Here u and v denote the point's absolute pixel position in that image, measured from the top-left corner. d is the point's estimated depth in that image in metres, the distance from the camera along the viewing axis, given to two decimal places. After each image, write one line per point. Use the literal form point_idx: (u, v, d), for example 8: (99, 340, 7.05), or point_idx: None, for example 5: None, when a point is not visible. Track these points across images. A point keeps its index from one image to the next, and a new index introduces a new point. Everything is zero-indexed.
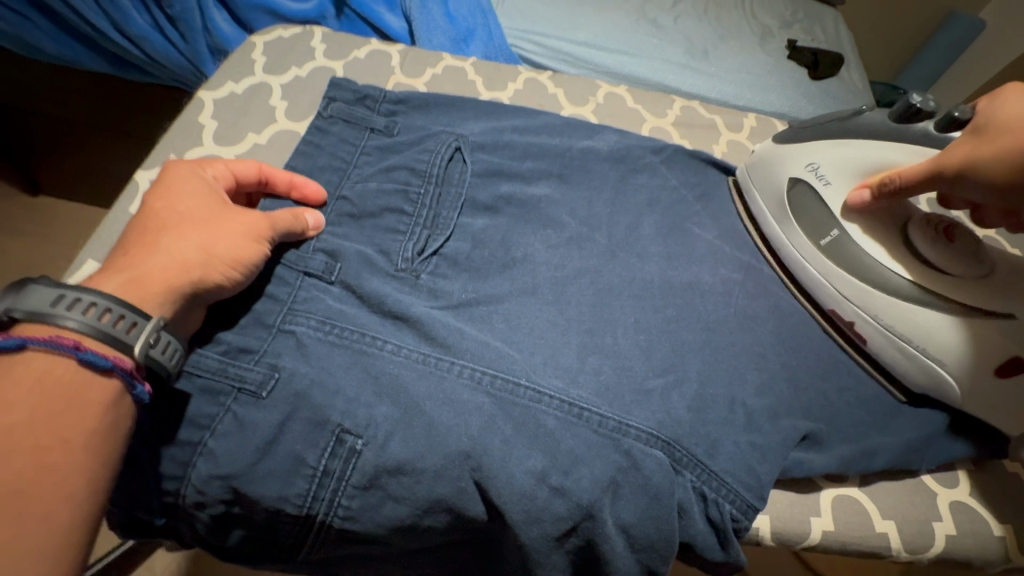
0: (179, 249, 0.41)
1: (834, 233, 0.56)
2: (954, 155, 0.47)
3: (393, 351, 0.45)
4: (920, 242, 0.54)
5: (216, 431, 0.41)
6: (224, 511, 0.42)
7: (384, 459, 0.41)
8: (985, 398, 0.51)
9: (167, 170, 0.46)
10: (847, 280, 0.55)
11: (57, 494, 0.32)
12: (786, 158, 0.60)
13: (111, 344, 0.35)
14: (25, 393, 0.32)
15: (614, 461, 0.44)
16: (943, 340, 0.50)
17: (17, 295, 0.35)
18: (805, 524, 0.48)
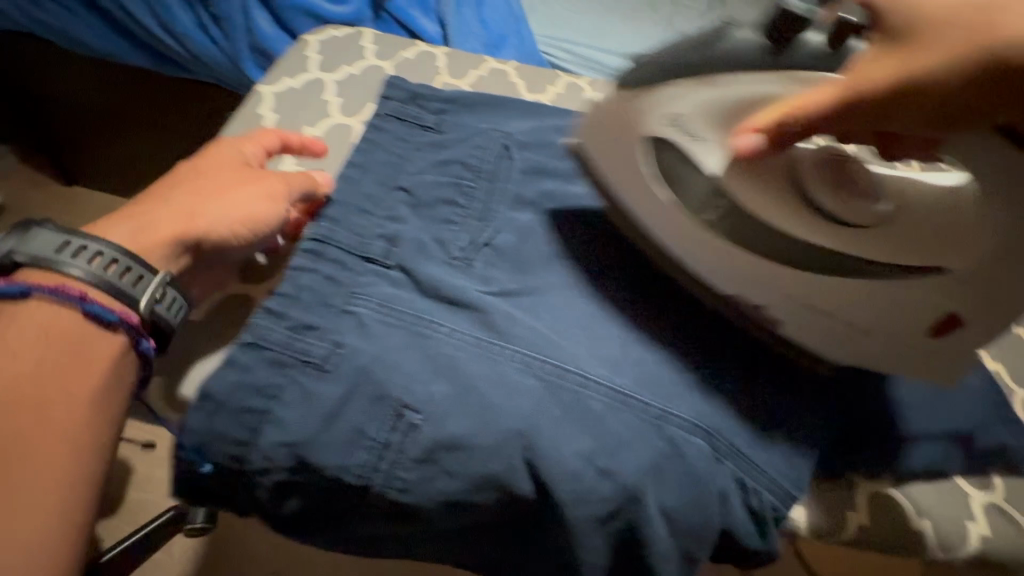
0: (186, 208, 0.49)
1: (721, 205, 0.49)
2: (869, 78, 0.40)
3: (448, 334, 0.48)
4: (823, 195, 0.50)
5: (284, 400, 0.43)
6: (287, 479, 0.44)
7: (440, 433, 0.43)
8: (915, 359, 0.50)
9: (212, 145, 0.56)
10: (739, 264, 0.49)
11: (48, 425, 0.40)
12: (626, 119, 0.48)
13: (114, 297, 0.44)
14: (40, 347, 0.41)
15: (659, 448, 0.46)
16: (869, 311, 0.49)
17: (21, 241, 0.43)
18: (841, 518, 0.51)
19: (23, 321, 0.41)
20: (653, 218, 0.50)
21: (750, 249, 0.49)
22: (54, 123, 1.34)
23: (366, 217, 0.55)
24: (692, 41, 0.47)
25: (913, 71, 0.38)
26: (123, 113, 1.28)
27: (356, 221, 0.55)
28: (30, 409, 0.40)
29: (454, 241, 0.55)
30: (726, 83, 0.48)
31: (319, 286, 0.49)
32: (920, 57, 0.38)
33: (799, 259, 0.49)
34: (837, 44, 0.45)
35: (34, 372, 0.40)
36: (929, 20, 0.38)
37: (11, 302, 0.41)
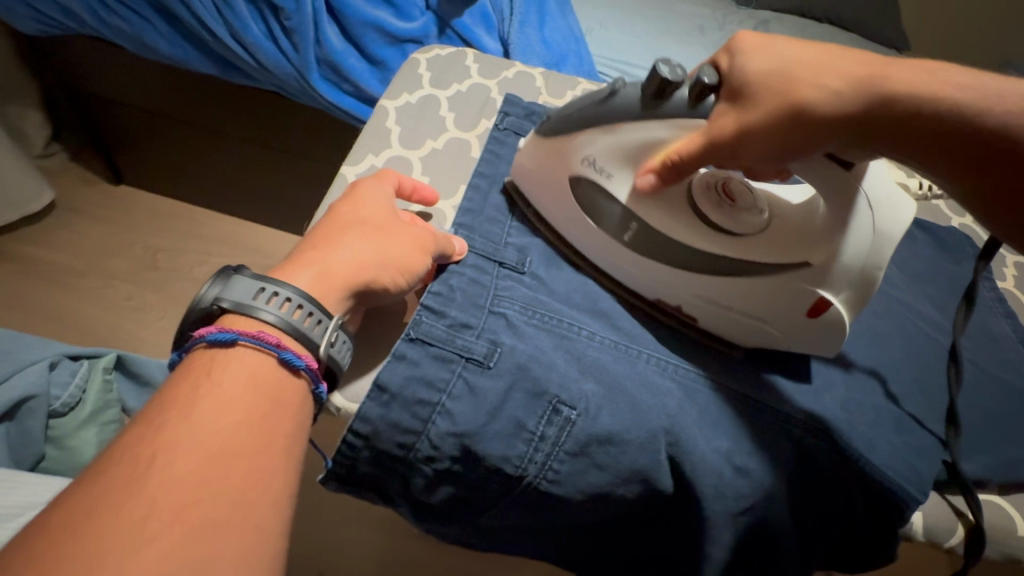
0: (356, 249, 0.46)
1: (633, 226, 0.54)
2: (724, 126, 0.45)
3: (590, 337, 0.51)
4: (708, 208, 0.54)
5: (451, 394, 0.46)
6: (448, 467, 0.47)
7: (595, 429, 0.46)
8: (803, 339, 0.53)
9: (355, 183, 0.53)
10: (665, 274, 0.54)
11: (267, 493, 0.35)
12: (563, 150, 0.55)
13: (302, 344, 0.41)
14: (246, 393, 0.37)
15: (788, 449, 0.49)
16: (750, 297, 0.52)
17: (224, 288, 0.41)
18: (952, 522, 0.53)
19: (226, 369, 0.38)
20: (590, 244, 0.57)
21: (669, 264, 0.54)
22: (117, 126, 1.37)
23: (497, 225, 0.59)
24: (592, 99, 0.52)
25: (752, 123, 0.44)
26: (191, 119, 1.30)
27: (488, 229, 0.58)
28: (243, 458, 0.35)
29: None
30: (616, 128, 0.51)
31: (467, 288, 0.52)
32: (749, 115, 0.44)
33: (698, 266, 0.54)
34: (698, 99, 0.46)
35: (242, 423, 0.36)
36: (756, 82, 0.44)
37: (216, 351, 0.38)
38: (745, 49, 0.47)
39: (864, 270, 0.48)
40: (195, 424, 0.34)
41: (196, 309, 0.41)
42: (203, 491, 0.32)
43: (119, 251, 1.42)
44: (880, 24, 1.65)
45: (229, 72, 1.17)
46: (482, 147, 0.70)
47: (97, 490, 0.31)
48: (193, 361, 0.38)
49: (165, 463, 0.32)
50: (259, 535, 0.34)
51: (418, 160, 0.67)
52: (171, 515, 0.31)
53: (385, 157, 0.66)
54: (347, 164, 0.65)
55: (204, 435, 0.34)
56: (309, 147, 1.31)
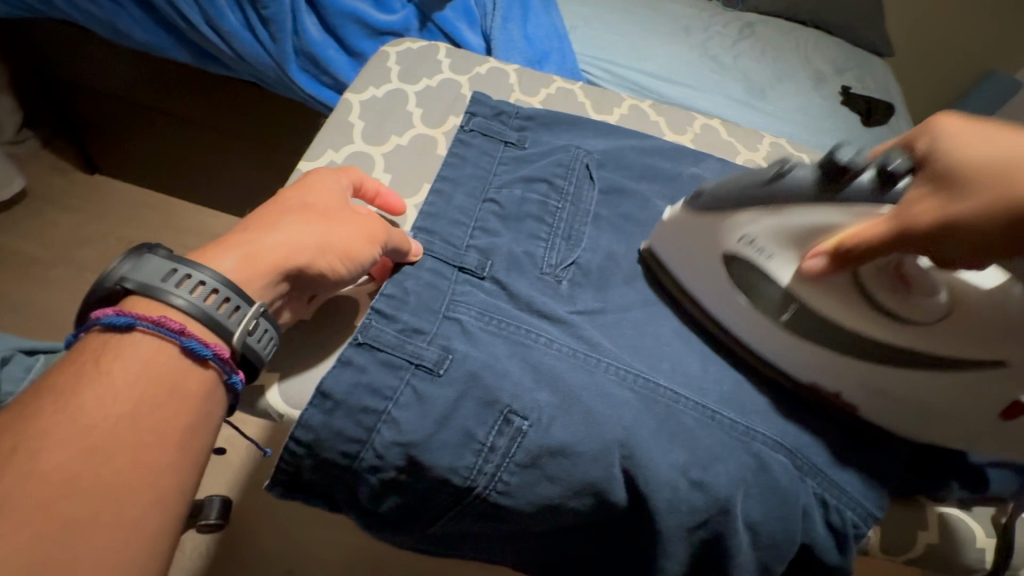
0: (292, 233, 0.44)
1: (793, 307, 0.52)
2: (924, 213, 0.40)
3: (548, 344, 0.50)
4: (880, 295, 0.50)
5: (399, 402, 0.45)
6: (393, 478, 0.45)
7: (547, 440, 0.45)
8: (966, 429, 0.51)
9: (310, 170, 0.51)
10: (838, 363, 0.52)
11: (151, 495, 0.34)
12: (715, 232, 0.53)
13: (214, 332, 0.39)
14: (135, 383, 0.35)
15: (747, 463, 0.48)
16: (936, 390, 0.50)
17: (132, 265, 0.39)
18: (910, 536, 0.54)
19: (118, 355, 0.36)
20: (745, 324, 0.55)
21: (829, 346, 0.52)
22: (86, 112, 1.33)
23: (460, 227, 0.57)
24: (754, 177, 0.49)
25: (961, 216, 0.38)
26: (161, 106, 1.26)
27: (450, 231, 0.57)
28: (122, 453, 0.33)
29: (545, 260, 0.57)
30: (793, 210, 0.48)
31: (423, 292, 0.51)
32: (959, 205, 0.38)
33: (870, 355, 0.51)
34: (886, 185, 0.42)
35: (125, 415, 0.34)
36: (969, 170, 0.38)
37: (111, 334, 0.36)
38: (948, 133, 0.41)
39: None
40: (71, 414, 0.33)
41: (100, 286, 0.38)
42: (74, 484, 0.31)
43: (88, 241, 1.37)
44: (865, 31, 1.66)
45: (204, 61, 1.13)
46: (447, 145, 0.68)
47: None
48: (87, 343, 0.36)
49: (30, 453, 0.31)
50: (133, 532, 0.32)
51: (380, 157, 0.65)
52: (28, 510, 0.29)
53: (345, 153, 0.64)
54: (304, 159, 0.63)
55: (79, 425, 0.32)
56: (284, 140, 1.27)
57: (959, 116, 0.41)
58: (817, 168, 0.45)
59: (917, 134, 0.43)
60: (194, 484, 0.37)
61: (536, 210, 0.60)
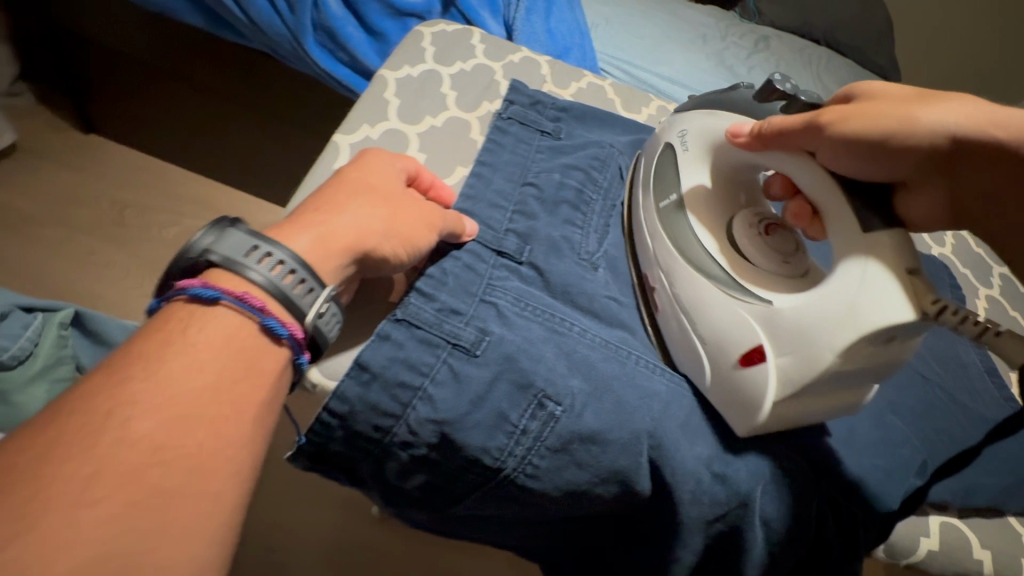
0: (361, 215, 0.46)
1: (676, 198, 0.59)
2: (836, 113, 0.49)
3: (581, 333, 0.50)
4: (740, 228, 0.57)
5: (435, 379, 0.44)
6: (423, 454, 0.46)
7: (579, 427, 0.45)
8: (725, 392, 0.50)
9: (367, 151, 0.52)
10: (665, 249, 0.56)
11: (227, 471, 0.36)
12: (667, 128, 0.63)
13: (288, 311, 0.41)
14: (218, 357, 0.37)
15: (766, 459, 0.50)
16: (714, 317, 0.51)
17: (215, 239, 0.41)
18: (916, 542, 0.55)
19: (202, 328, 0.38)
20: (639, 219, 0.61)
21: (676, 243, 0.56)
22: (89, 69, 1.29)
23: (499, 211, 0.57)
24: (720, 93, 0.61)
25: (865, 110, 0.49)
26: (171, 72, 1.23)
27: (489, 214, 0.57)
28: (204, 426, 0.35)
29: (582, 246, 0.58)
30: (722, 113, 0.58)
31: (461, 273, 0.51)
32: (866, 108, 0.49)
33: (691, 257, 0.54)
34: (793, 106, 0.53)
35: (208, 387, 0.36)
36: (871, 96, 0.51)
37: (196, 306, 0.39)
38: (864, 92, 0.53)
39: (816, 348, 0.45)
40: (160, 382, 0.35)
41: (183, 258, 0.40)
42: (161, 451, 0.33)
43: (82, 203, 1.35)
44: (874, 54, 1.69)
45: (218, 27, 1.10)
46: (482, 130, 0.68)
47: (51, 436, 0.32)
48: (171, 313, 0.39)
49: (123, 418, 0.33)
50: (214, 503, 0.35)
51: (414, 137, 0.65)
52: (122, 476, 0.32)
53: (381, 129, 0.63)
54: (340, 131, 0.62)
55: (169, 395, 0.35)
56: (296, 117, 1.26)
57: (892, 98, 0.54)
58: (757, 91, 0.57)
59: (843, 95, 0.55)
60: (260, 459, 0.39)
61: (572, 196, 0.61)
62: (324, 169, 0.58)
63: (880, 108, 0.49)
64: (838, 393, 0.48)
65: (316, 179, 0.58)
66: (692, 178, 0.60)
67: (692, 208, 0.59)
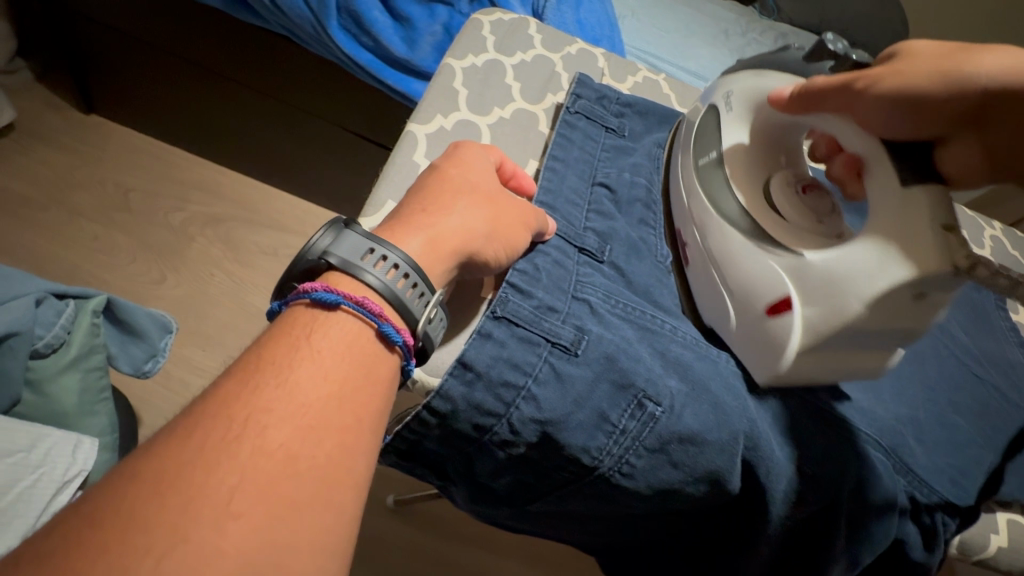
0: (466, 217, 0.47)
1: (712, 155, 0.59)
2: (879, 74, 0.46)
3: (672, 332, 0.50)
4: (776, 184, 0.58)
5: (537, 378, 0.44)
6: (522, 453, 0.45)
7: (679, 428, 0.45)
8: (752, 339, 0.51)
9: (462, 145, 0.53)
10: (699, 204, 0.57)
11: (349, 482, 0.34)
12: (713, 89, 0.63)
13: (401, 316, 0.41)
14: (340, 363, 0.37)
15: (856, 459, 0.50)
16: (743, 264, 0.52)
17: (334, 242, 0.41)
18: (987, 538, 0.57)
19: (326, 334, 0.37)
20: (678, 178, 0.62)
21: (709, 197, 0.57)
22: (99, 49, 1.24)
23: (577, 208, 0.57)
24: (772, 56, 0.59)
25: (904, 70, 0.45)
26: (183, 52, 1.18)
27: (569, 211, 0.56)
28: (331, 436, 0.34)
29: (657, 248, 0.59)
30: (769, 73, 0.58)
31: (552, 269, 0.50)
32: (911, 70, 0.45)
33: (723, 210, 0.56)
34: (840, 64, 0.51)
35: (334, 396, 0.35)
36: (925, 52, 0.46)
37: (318, 310, 0.39)
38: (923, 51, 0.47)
39: (838, 299, 0.45)
40: (290, 388, 0.34)
41: (304, 260, 0.42)
42: (295, 463, 0.32)
43: (90, 187, 1.31)
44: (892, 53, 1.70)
45: (237, 8, 1.06)
46: (549, 123, 0.68)
47: (192, 443, 0.30)
48: (295, 316, 0.38)
49: (259, 426, 0.32)
50: (339, 518, 0.32)
51: (486, 128, 0.64)
52: (260, 487, 0.30)
53: (454, 119, 0.62)
54: (413, 121, 0.60)
55: (299, 403, 0.34)
56: (311, 104, 1.21)
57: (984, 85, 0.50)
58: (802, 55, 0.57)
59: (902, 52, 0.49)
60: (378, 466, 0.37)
61: (643, 195, 0.61)
62: (406, 159, 0.57)
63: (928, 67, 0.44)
64: (861, 351, 0.48)
65: (399, 169, 0.56)
66: (731, 135, 0.60)
67: (729, 161, 0.59)
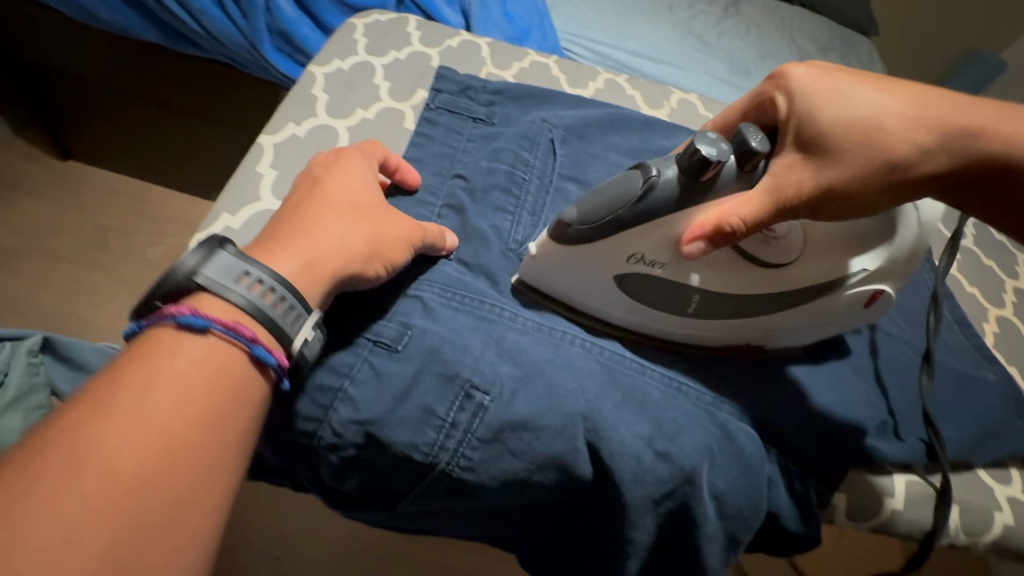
0: (348, 235, 0.44)
1: (697, 298, 0.50)
2: (799, 184, 0.43)
3: (512, 318, 0.49)
4: (755, 250, 0.49)
5: (355, 379, 0.44)
6: (353, 456, 0.44)
7: (509, 414, 0.44)
8: (831, 319, 0.53)
9: (345, 156, 0.51)
10: (710, 327, 0.52)
11: (209, 500, 0.34)
12: (578, 259, 0.49)
13: (276, 338, 0.39)
14: (206, 384, 0.35)
15: (712, 433, 0.48)
16: (795, 320, 0.52)
17: (205, 260, 0.39)
18: (878, 504, 0.51)
19: (188, 356, 0.36)
20: (622, 311, 0.51)
21: (727, 317, 0.51)
22: (42, 93, 1.27)
23: (426, 208, 0.57)
24: (619, 192, 0.45)
25: (836, 177, 0.43)
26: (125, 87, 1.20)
27: (417, 212, 0.56)
28: (190, 460, 0.33)
29: (512, 233, 0.56)
30: (671, 220, 0.46)
31: None
32: (833, 171, 0.42)
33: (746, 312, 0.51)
34: (749, 165, 0.44)
35: (194, 420, 0.34)
36: (835, 131, 0.43)
37: (184, 334, 0.36)
38: (801, 88, 0.46)
39: (906, 256, 0.49)
40: (150, 414, 0.33)
41: (170, 278, 0.38)
42: (145, 487, 0.31)
43: (61, 228, 1.31)
44: (850, 9, 1.66)
45: (177, 42, 1.08)
46: (415, 119, 0.67)
47: (35, 469, 0.30)
48: (157, 337, 0.36)
49: (108, 453, 0.31)
50: (193, 536, 0.33)
51: (344, 130, 0.63)
52: (105, 516, 0.30)
53: (308, 126, 0.62)
54: (265, 132, 0.60)
55: (155, 425, 0.33)
56: (255, 125, 1.22)
57: (808, 66, 0.47)
58: (678, 166, 0.44)
59: (774, 91, 0.48)
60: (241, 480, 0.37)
61: (502, 180, 0.59)
62: (248, 172, 0.57)
63: (855, 144, 0.42)
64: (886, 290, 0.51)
65: (242, 182, 0.56)
66: (687, 268, 0.49)
67: (706, 284, 0.50)
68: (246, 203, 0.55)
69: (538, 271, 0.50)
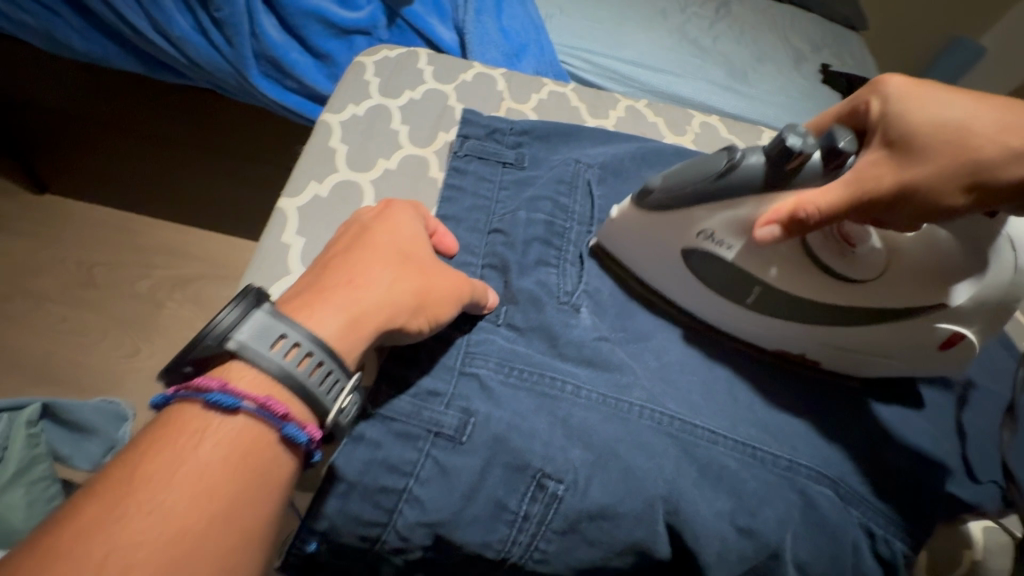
0: (394, 289, 0.41)
1: (758, 291, 0.51)
2: (880, 177, 0.41)
3: (575, 393, 0.45)
4: (830, 258, 0.50)
5: (419, 477, 0.40)
6: (420, 557, 0.41)
7: (587, 504, 0.41)
8: (916, 353, 0.52)
9: (392, 205, 0.48)
10: (778, 329, 0.52)
11: None
12: (664, 228, 0.51)
13: (309, 410, 0.35)
14: (230, 471, 0.31)
15: (793, 501, 0.45)
16: (871, 336, 0.51)
17: (240, 321, 0.34)
18: (955, 552, 0.51)
19: (211, 438, 0.31)
20: (700, 306, 0.54)
21: (793, 321, 0.52)
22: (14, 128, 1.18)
23: (468, 269, 0.54)
24: (704, 171, 0.47)
25: (920, 176, 0.40)
26: None
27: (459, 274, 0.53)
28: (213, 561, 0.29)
29: (559, 287, 0.53)
30: (745, 202, 0.47)
31: (433, 347, 0.47)
32: (918, 168, 0.41)
33: (815, 318, 0.51)
34: (834, 163, 0.44)
35: (218, 515, 0.30)
36: (925, 132, 0.41)
37: (213, 410, 0.32)
38: (898, 96, 0.44)
39: (1001, 303, 0.48)
40: (169, 512, 0.29)
41: (201, 339, 0.34)
42: None
43: None
44: (839, 6, 1.66)
45: (157, 70, 1.00)
46: (441, 165, 0.63)
47: None
48: (181, 415, 0.32)
49: (121, 564, 0.26)
50: None
51: (368, 185, 0.60)
52: None
53: (330, 184, 0.58)
54: (286, 195, 0.57)
55: (176, 526, 0.28)
56: None
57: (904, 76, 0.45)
58: (764, 150, 0.45)
59: (867, 97, 0.46)
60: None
61: (542, 232, 0.55)
62: (273, 243, 0.53)
63: (947, 147, 0.40)
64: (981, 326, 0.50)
65: (267, 255, 0.53)
66: (757, 263, 0.50)
67: (777, 284, 0.50)
68: (275, 278, 0.51)
69: (624, 242, 0.54)
